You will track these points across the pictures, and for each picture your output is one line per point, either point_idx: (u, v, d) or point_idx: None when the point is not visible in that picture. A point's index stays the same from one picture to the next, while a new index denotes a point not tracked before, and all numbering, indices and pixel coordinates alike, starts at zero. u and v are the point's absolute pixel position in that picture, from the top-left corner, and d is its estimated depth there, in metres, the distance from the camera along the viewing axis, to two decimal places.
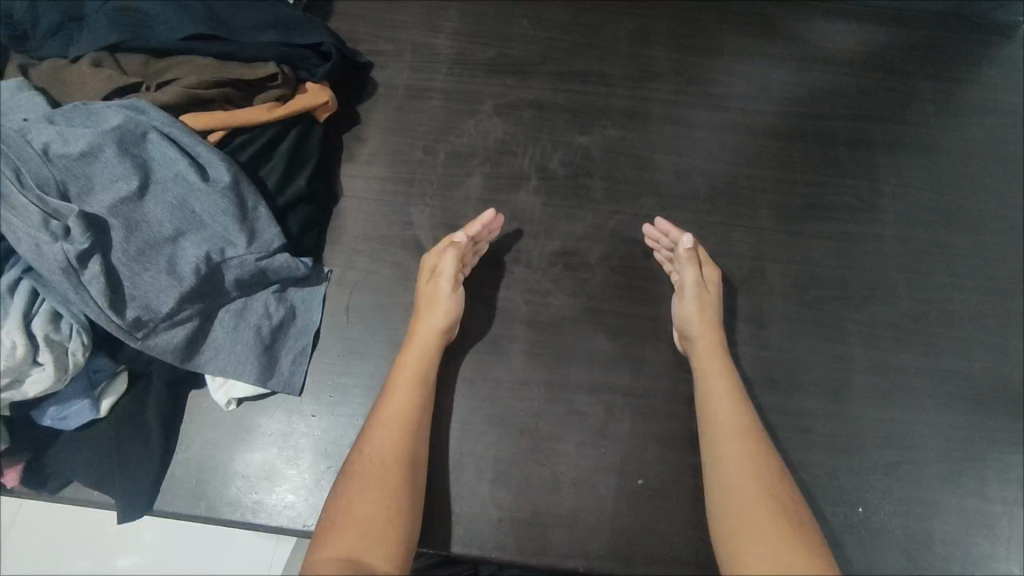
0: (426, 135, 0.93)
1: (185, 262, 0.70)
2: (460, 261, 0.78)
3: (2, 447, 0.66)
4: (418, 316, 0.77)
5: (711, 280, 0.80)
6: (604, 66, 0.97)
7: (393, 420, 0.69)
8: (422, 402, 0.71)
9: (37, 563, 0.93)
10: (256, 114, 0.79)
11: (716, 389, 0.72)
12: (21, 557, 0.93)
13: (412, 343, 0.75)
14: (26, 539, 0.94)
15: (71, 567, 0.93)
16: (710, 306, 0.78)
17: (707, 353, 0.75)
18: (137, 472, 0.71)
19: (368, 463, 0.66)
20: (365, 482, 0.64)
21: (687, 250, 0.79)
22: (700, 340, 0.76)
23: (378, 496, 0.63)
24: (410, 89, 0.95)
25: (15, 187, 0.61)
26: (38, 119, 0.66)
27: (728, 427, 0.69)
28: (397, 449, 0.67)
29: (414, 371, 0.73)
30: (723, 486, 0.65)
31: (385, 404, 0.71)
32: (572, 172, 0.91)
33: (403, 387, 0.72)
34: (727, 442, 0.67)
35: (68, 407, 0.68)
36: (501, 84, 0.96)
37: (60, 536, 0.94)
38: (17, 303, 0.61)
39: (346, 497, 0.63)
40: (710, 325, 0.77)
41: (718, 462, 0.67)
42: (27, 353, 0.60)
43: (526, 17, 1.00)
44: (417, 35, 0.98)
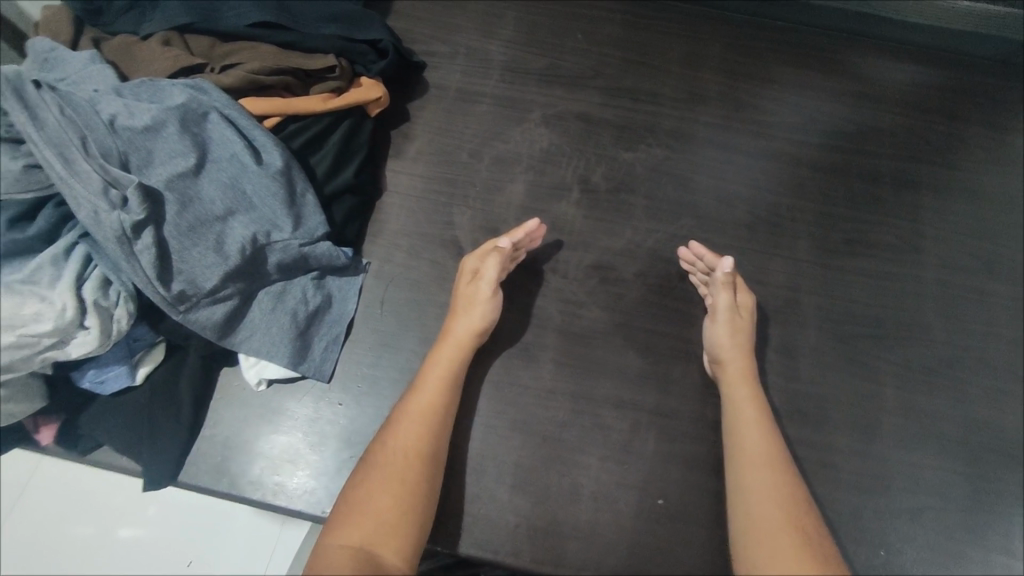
0: (473, 138, 0.94)
1: (232, 239, 0.72)
2: (501, 265, 0.78)
3: (39, 403, 0.67)
4: (453, 316, 0.78)
5: (746, 305, 0.79)
6: (654, 85, 0.98)
7: (419, 416, 0.69)
8: (447, 401, 0.72)
9: (47, 524, 0.95)
10: (312, 103, 0.81)
11: (743, 416, 0.72)
12: (31, 517, 0.95)
13: (444, 341, 0.76)
14: (35, 500, 0.96)
15: (77, 531, 0.94)
16: (742, 331, 0.77)
17: (736, 378, 0.75)
18: (166, 442, 0.73)
19: (390, 456, 0.66)
20: (386, 474, 0.65)
21: (723, 275, 0.77)
22: (730, 364, 0.76)
23: (397, 491, 0.63)
24: (461, 92, 0.97)
25: (81, 156, 0.64)
26: (108, 92, 0.69)
27: (753, 453, 0.68)
28: (420, 444, 0.68)
29: (444, 369, 0.74)
30: (746, 510, 0.65)
31: (411, 399, 0.71)
32: (614, 187, 0.91)
33: (431, 382, 0.72)
34: (753, 470, 0.67)
35: (106, 371, 0.69)
36: (549, 94, 0.97)
37: (67, 501, 0.96)
38: (71, 266, 0.64)
39: (364, 487, 0.64)
40: (742, 349, 0.77)
41: (742, 487, 0.66)
42: (76, 316, 0.62)
43: (580, 32, 1.02)
44: (472, 40, 1.00)
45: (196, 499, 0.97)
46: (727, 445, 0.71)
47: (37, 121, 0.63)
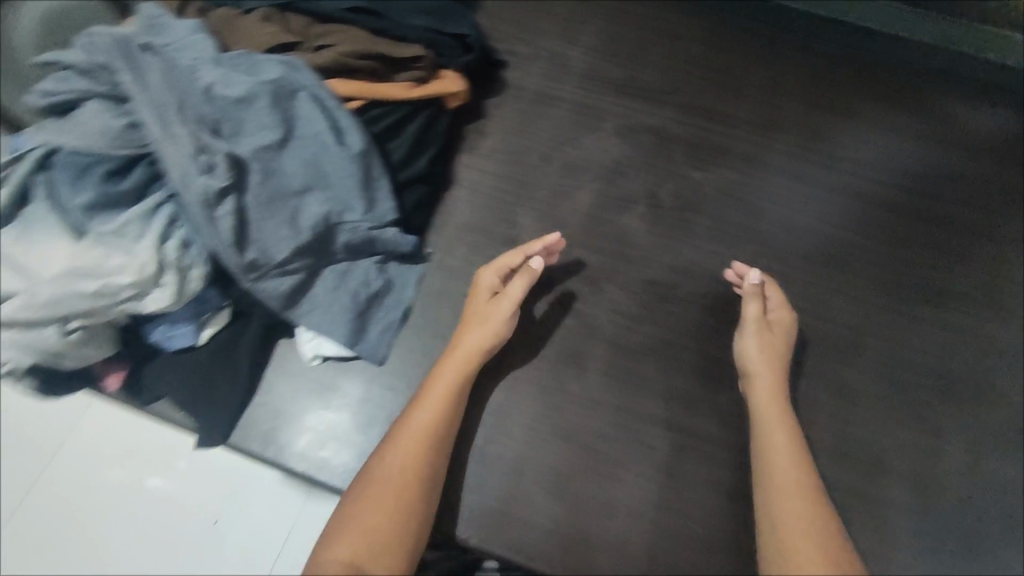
0: (545, 141, 0.94)
1: (307, 216, 0.74)
2: (529, 281, 0.78)
3: (110, 350, 0.70)
4: (465, 329, 0.76)
5: (779, 321, 0.78)
6: (732, 106, 0.96)
7: (418, 432, 0.68)
8: (448, 415, 0.70)
9: (85, 465, 0.99)
10: (395, 91, 0.82)
11: (775, 440, 0.69)
12: (72, 456, 1.00)
13: (451, 353, 0.74)
14: (75, 440, 1.00)
15: (112, 475, 0.98)
16: (772, 353, 0.75)
17: (764, 397, 0.72)
18: (222, 403, 0.75)
19: (385, 472, 0.65)
20: (378, 489, 0.64)
21: (750, 284, 0.79)
22: (759, 386, 0.73)
23: (389, 509, 0.63)
24: (537, 94, 0.97)
25: (177, 122, 0.67)
26: (208, 61, 0.72)
27: (784, 483, 0.65)
28: (416, 459, 0.66)
29: (450, 384, 0.72)
30: (777, 540, 0.62)
31: (411, 415, 0.70)
32: (682, 205, 0.90)
33: (434, 396, 0.71)
34: (787, 495, 0.64)
35: (175, 328, 0.72)
36: (625, 105, 0.96)
37: (104, 445, 1.00)
38: (156, 225, 0.67)
39: (357, 502, 0.63)
40: (773, 372, 0.74)
41: (774, 516, 0.63)
42: (155, 272, 0.66)
43: (663, 46, 1.01)
44: (554, 44, 1.01)
45: (227, 459, 0.99)
46: (757, 472, 0.68)
47: (143, 85, 0.67)
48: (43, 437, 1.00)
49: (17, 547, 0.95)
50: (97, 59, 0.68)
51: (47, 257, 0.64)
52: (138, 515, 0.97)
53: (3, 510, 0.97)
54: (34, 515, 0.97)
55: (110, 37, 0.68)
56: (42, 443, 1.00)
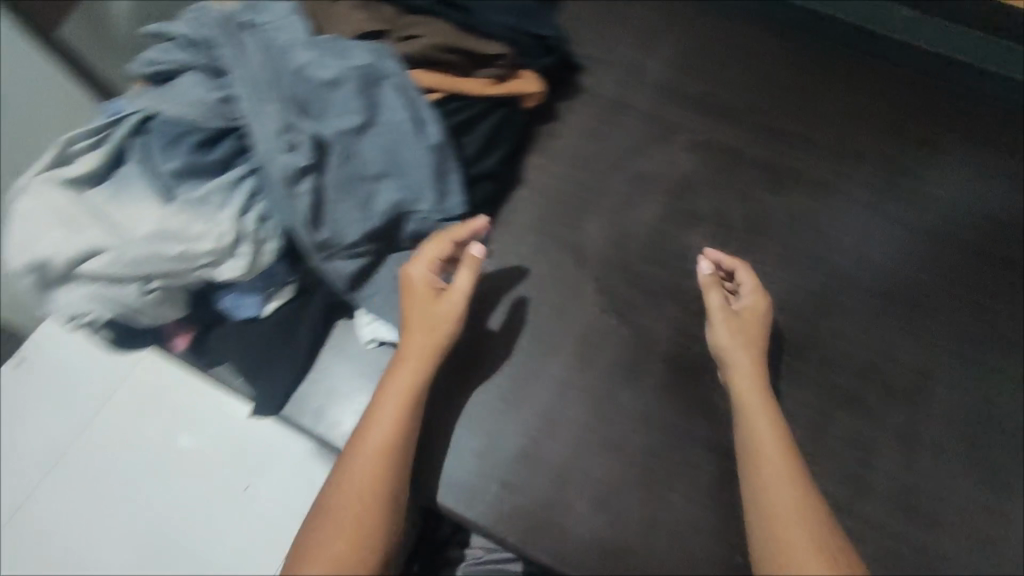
0: (616, 149, 0.93)
1: (379, 202, 0.75)
2: (472, 268, 0.74)
3: (180, 312, 0.73)
4: (408, 334, 0.72)
5: (751, 307, 0.78)
6: (810, 132, 0.94)
7: (372, 456, 0.66)
8: (407, 429, 0.68)
9: (128, 420, 1.04)
10: (475, 86, 0.83)
11: (761, 422, 0.70)
12: (117, 411, 1.05)
13: (402, 363, 0.71)
14: (121, 395, 1.05)
15: (152, 433, 1.03)
16: (744, 334, 0.76)
17: (745, 376, 0.73)
18: (280, 375, 0.77)
19: (343, 501, 0.64)
20: (340, 518, 0.63)
21: (705, 274, 0.80)
22: (734, 370, 0.74)
23: (351, 539, 0.62)
24: (612, 102, 0.96)
25: (268, 99, 0.70)
26: (302, 42, 0.74)
27: (774, 467, 0.66)
28: (378, 482, 0.65)
29: (401, 399, 0.69)
30: (769, 523, 0.63)
31: (365, 436, 0.68)
32: (750, 227, 0.88)
33: (386, 415, 0.68)
34: (771, 489, 0.65)
35: (244, 298, 0.75)
36: (700, 120, 0.95)
37: (146, 404, 1.04)
38: (239, 196, 0.69)
39: (318, 535, 0.62)
40: (750, 352, 0.75)
41: (768, 502, 0.64)
42: (232, 241, 0.68)
43: (744, 63, 0.99)
44: (632, 52, 1.00)
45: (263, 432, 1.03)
46: (745, 457, 0.69)
47: (241, 62, 0.71)
48: (92, 389, 1.06)
49: (66, 485, 1.01)
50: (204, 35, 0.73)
51: (139, 218, 0.68)
52: (172, 475, 1.01)
53: (51, 454, 1.03)
54: (77, 464, 1.02)
55: (218, 18, 0.73)
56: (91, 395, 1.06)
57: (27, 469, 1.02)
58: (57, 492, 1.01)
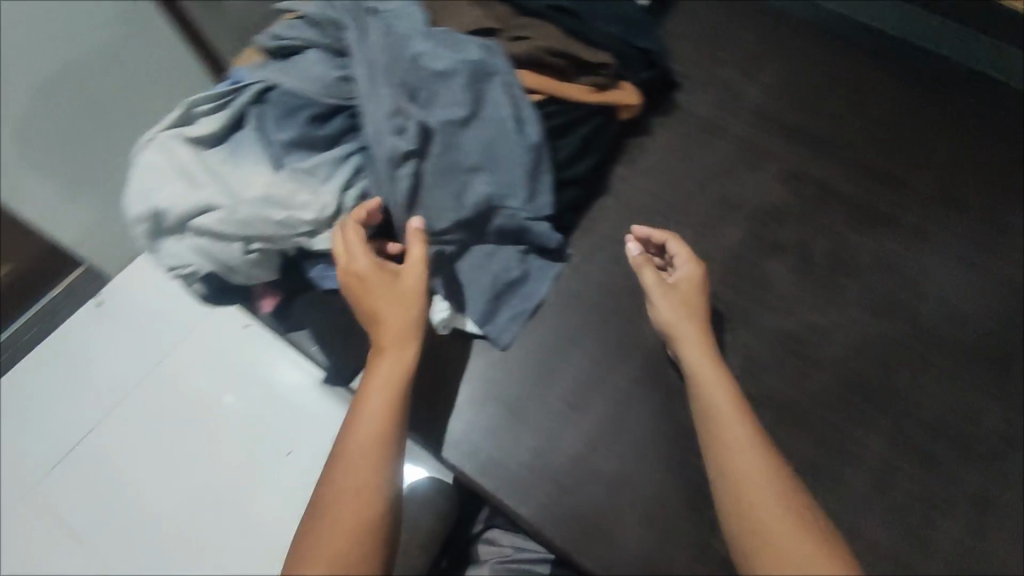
0: (704, 170, 0.93)
1: (472, 193, 0.77)
2: (420, 242, 0.72)
3: (271, 275, 0.75)
4: (378, 323, 0.70)
5: (690, 276, 0.78)
6: (908, 174, 0.91)
7: (365, 447, 0.64)
8: (398, 421, 0.67)
9: (199, 363, 1.20)
10: (575, 92, 0.85)
11: (717, 391, 0.70)
12: (191, 354, 1.21)
13: (382, 356, 0.69)
14: (197, 341, 1.22)
15: (218, 378, 1.19)
16: (686, 307, 0.77)
17: (692, 350, 0.74)
18: (356, 347, 0.80)
19: (339, 498, 0.62)
20: (337, 515, 0.61)
21: (635, 256, 0.81)
22: (683, 346, 0.74)
23: (348, 536, 0.60)
24: (705, 122, 0.96)
25: (383, 85, 0.74)
26: (420, 31, 0.77)
27: (733, 431, 0.66)
28: (373, 477, 0.63)
29: (388, 389, 0.68)
30: (734, 486, 0.64)
31: (354, 431, 0.66)
32: (835, 265, 0.86)
33: (375, 406, 0.67)
34: (737, 458, 0.65)
35: (332, 270, 0.77)
36: (794, 150, 0.93)
37: (217, 352, 1.21)
38: (344, 172, 0.73)
39: (316, 532, 0.60)
40: (696, 326, 0.75)
41: (731, 463, 0.65)
42: (333, 215, 0.72)
43: (845, 97, 0.97)
44: (731, 75, 0.99)
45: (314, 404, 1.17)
46: (704, 435, 0.69)
47: (363, 48, 0.75)
48: (174, 332, 1.23)
49: (139, 413, 1.17)
50: (334, 18, 0.78)
51: (251, 182, 0.72)
52: (228, 420, 1.16)
53: (132, 379, 1.19)
54: (150, 393, 1.18)
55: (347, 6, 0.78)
56: (173, 336, 1.22)
57: (109, 391, 1.18)
58: (132, 414, 1.17)
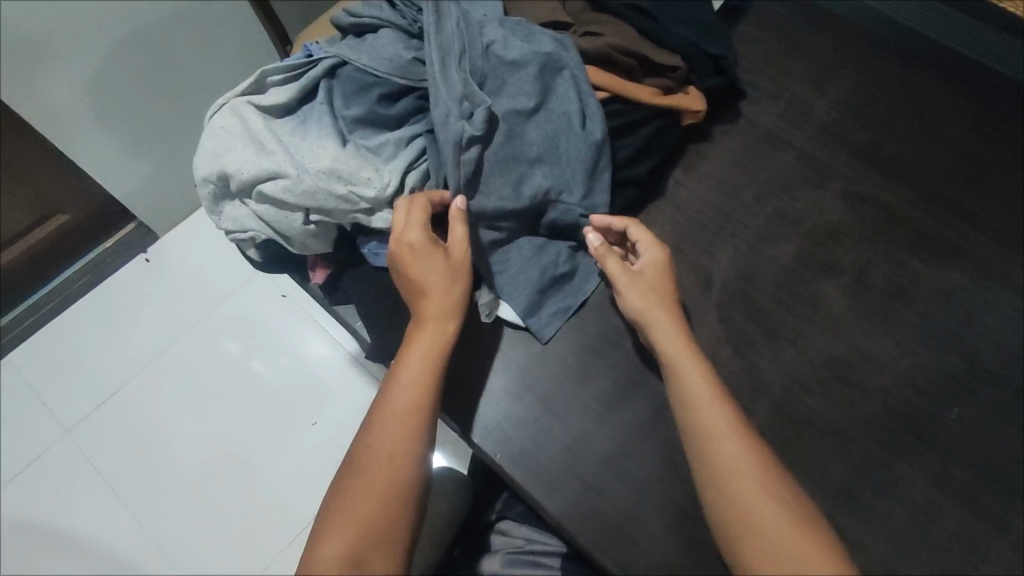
0: (763, 182, 0.91)
1: (531, 185, 0.77)
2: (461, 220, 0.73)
3: (325, 246, 0.77)
4: (422, 296, 0.70)
5: (654, 259, 0.75)
6: (978, 206, 0.88)
7: (399, 417, 0.65)
8: (431, 393, 0.67)
9: (237, 323, 1.24)
10: (641, 92, 0.83)
11: (691, 379, 0.67)
12: (231, 313, 1.25)
13: (421, 328, 0.69)
14: (238, 302, 1.26)
15: (254, 340, 1.23)
16: (653, 295, 0.73)
17: (666, 340, 0.70)
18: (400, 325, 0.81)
19: (368, 465, 0.62)
20: (366, 480, 0.61)
21: (596, 246, 0.76)
22: (656, 335, 0.71)
23: (375, 503, 0.60)
24: (769, 134, 0.94)
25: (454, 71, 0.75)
26: (494, 21, 0.80)
27: (711, 423, 0.64)
28: (403, 447, 0.63)
29: (424, 362, 0.68)
30: (724, 487, 0.61)
31: (387, 400, 0.66)
32: (891, 291, 0.84)
33: (411, 378, 0.67)
34: (726, 460, 0.62)
35: (384, 248, 0.78)
36: (859, 170, 0.91)
37: (256, 315, 1.25)
38: (408, 153, 0.74)
39: (346, 495, 0.61)
40: (665, 314, 0.72)
41: (712, 455, 0.62)
42: (392, 194, 0.73)
43: (918, 120, 0.94)
44: (801, 88, 0.97)
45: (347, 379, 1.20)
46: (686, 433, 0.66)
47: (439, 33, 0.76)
48: (217, 291, 1.26)
49: (177, 364, 1.21)
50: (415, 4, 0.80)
51: (316, 154, 0.73)
52: (260, 381, 1.20)
53: (174, 332, 1.24)
54: (188, 348, 1.22)
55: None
56: (215, 295, 1.26)
57: (150, 341, 1.23)
58: (170, 365, 1.21)
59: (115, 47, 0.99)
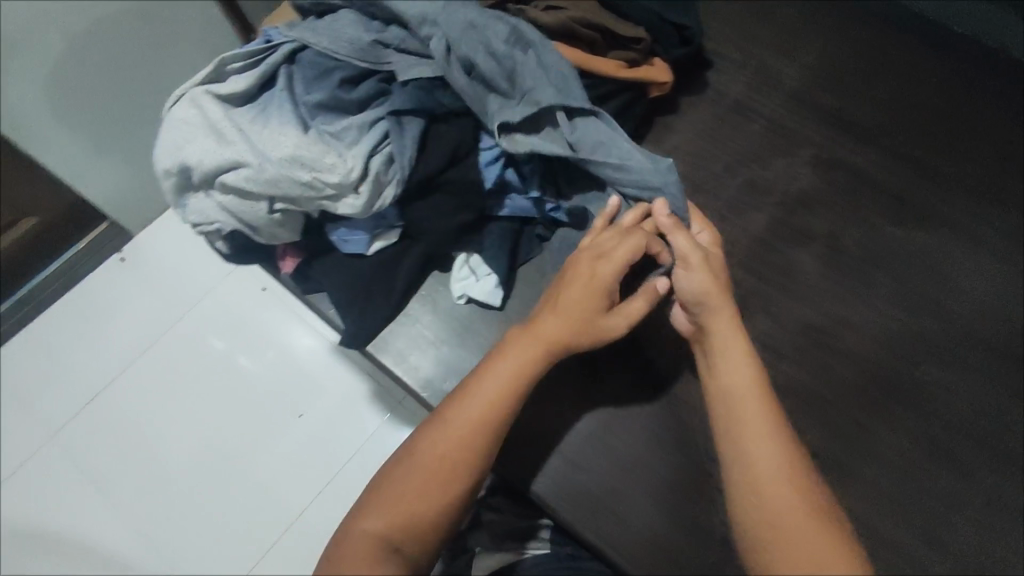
0: (734, 152, 0.91)
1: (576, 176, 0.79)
2: (649, 300, 0.73)
3: (295, 236, 0.78)
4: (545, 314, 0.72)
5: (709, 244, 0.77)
6: (946, 166, 0.89)
7: (474, 420, 0.67)
8: (511, 407, 0.68)
9: (217, 318, 1.23)
10: (607, 65, 0.83)
11: (737, 382, 0.66)
12: (210, 308, 1.24)
13: (523, 339, 0.71)
14: (216, 297, 1.24)
15: (235, 334, 1.22)
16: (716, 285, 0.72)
17: (722, 337, 0.69)
18: (374, 311, 0.81)
19: (431, 455, 0.66)
20: (425, 469, 0.65)
21: (665, 216, 0.75)
22: (712, 329, 0.70)
23: (427, 494, 0.64)
24: (738, 103, 0.94)
25: (491, 89, 0.75)
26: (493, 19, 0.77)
27: (750, 424, 0.63)
28: (466, 449, 0.66)
29: (512, 376, 0.69)
30: (754, 479, 0.61)
31: (469, 400, 0.68)
32: (862, 255, 0.85)
33: (497, 386, 0.68)
34: (762, 453, 0.62)
35: (352, 234, 0.78)
36: (829, 136, 0.91)
37: (235, 309, 1.23)
38: (370, 138, 0.73)
39: (403, 478, 0.65)
40: (728, 308, 0.71)
41: (744, 450, 0.62)
42: (356, 179, 0.71)
43: (886, 83, 0.94)
44: (769, 56, 0.97)
45: (330, 369, 1.19)
46: (721, 425, 0.65)
47: (455, 41, 0.75)
48: (196, 287, 1.25)
49: (157, 366, 1.20)
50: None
51: (276, 141, 0.72)
52: (242, 375, 1.19)
53: (153, 330, 1.22)
54: (169, 346, 1.21)
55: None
56: (194, 291, 1.25)
57: (129, 340, 1.22)
58: (151, 363, 1.20)
59: (72, 42, 0.96)
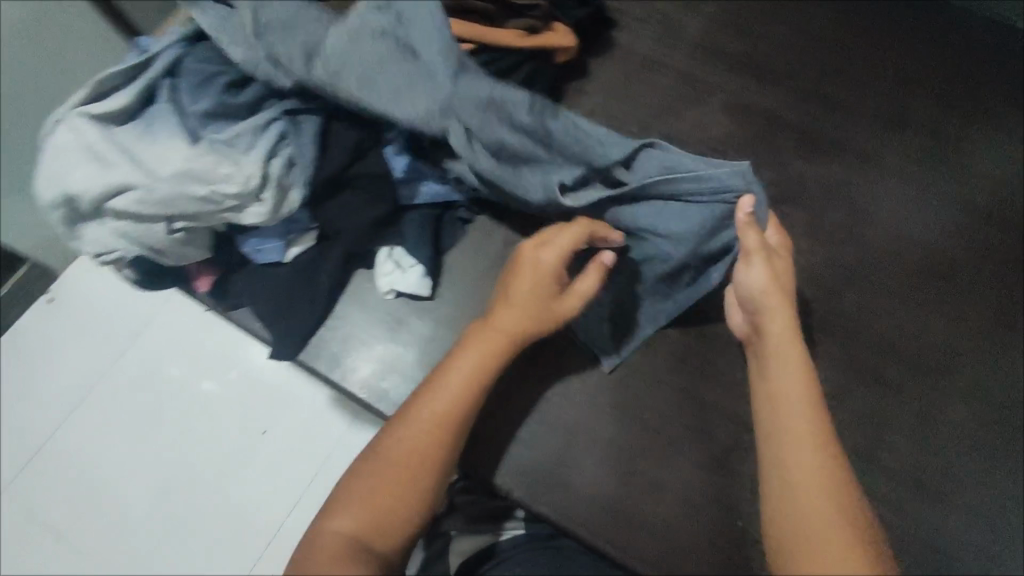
0: (646, 109, 0.90)
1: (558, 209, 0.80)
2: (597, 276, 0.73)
3: (203, 253, 0.75)
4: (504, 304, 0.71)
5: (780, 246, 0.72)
6: (851, 97, 0.90)
7: (437, 416, 0.67)
8: (473, 399, 0.68)
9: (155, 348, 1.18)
10: (508, 36, 0.81)
11: (789, 387, 0.65)
12: (146, 338, 1.19)
13: (484, 330, 0.71)
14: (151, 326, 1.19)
15: (175, 361, 1.17)
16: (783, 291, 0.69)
17: (782, 342, 0.67)
18: (298, 318, 0.78)
19: (397, 452, 0.65)
20: (390, 466, 0.65)
21: (743, 216, 0.69)
22: (772, 333, 0.68)
23: (394, 491, 0.64)
24: (646, 59, 0.93)
25: (526, 161, 0.74)
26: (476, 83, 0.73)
27: (795, 428, 0.63)
28: (429, 443, 0.66)
29: (473, 368, 0.69)
30: (785, 480, 0.61)
31: (432, 396, 0.68)
32: (780, 195, 0.86)
33: (459, 379, 0.68)
34: (805, 459, 0.61)
35: (266, 243, 0.76)
36: (737, 81, 0.91)
37: (172, 335, 1.19)
38: (265, 142, 0.70)
39: (370, 477, 0.64)
40: (789, 313, 0.68)
41: (784, 452, 0.62)
42: (257, 187, 0.69)
43: (787, 21, 0.94)
44: (671, 8, 0.96)
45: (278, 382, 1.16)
46: (765, 427, 0.65)
47: (475, 127, 0.71)
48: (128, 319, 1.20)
49: (99, 404, 1.15)
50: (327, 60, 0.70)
51: (166, 158, 0.68)
52: (189, 401, 1.15)
53: (88, 369, 1.17)
54: (107, 382, 1.17)
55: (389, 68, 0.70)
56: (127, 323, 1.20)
57: (64, 383, 1.17)
58: (91, 404, 1.15)
59: None
